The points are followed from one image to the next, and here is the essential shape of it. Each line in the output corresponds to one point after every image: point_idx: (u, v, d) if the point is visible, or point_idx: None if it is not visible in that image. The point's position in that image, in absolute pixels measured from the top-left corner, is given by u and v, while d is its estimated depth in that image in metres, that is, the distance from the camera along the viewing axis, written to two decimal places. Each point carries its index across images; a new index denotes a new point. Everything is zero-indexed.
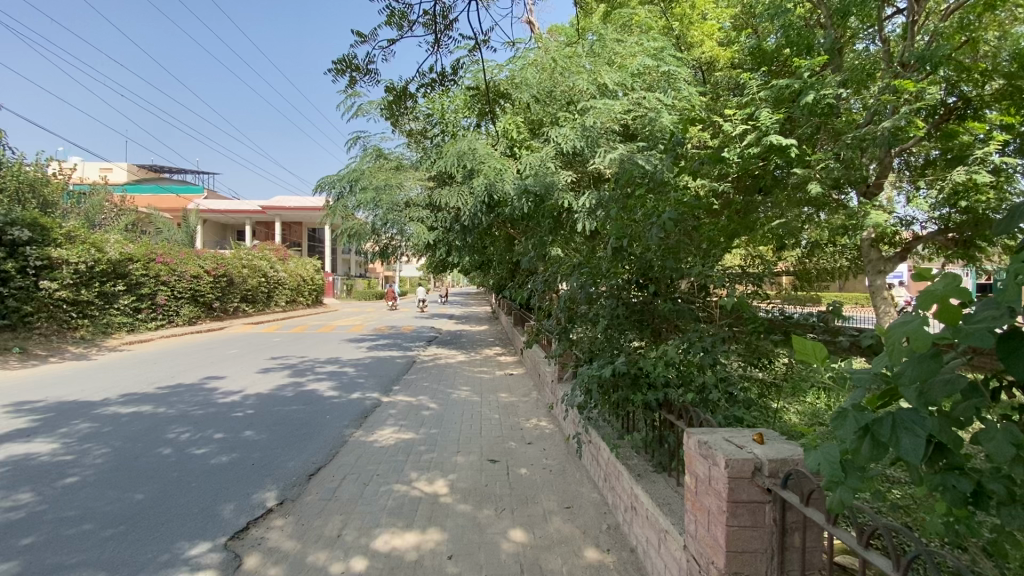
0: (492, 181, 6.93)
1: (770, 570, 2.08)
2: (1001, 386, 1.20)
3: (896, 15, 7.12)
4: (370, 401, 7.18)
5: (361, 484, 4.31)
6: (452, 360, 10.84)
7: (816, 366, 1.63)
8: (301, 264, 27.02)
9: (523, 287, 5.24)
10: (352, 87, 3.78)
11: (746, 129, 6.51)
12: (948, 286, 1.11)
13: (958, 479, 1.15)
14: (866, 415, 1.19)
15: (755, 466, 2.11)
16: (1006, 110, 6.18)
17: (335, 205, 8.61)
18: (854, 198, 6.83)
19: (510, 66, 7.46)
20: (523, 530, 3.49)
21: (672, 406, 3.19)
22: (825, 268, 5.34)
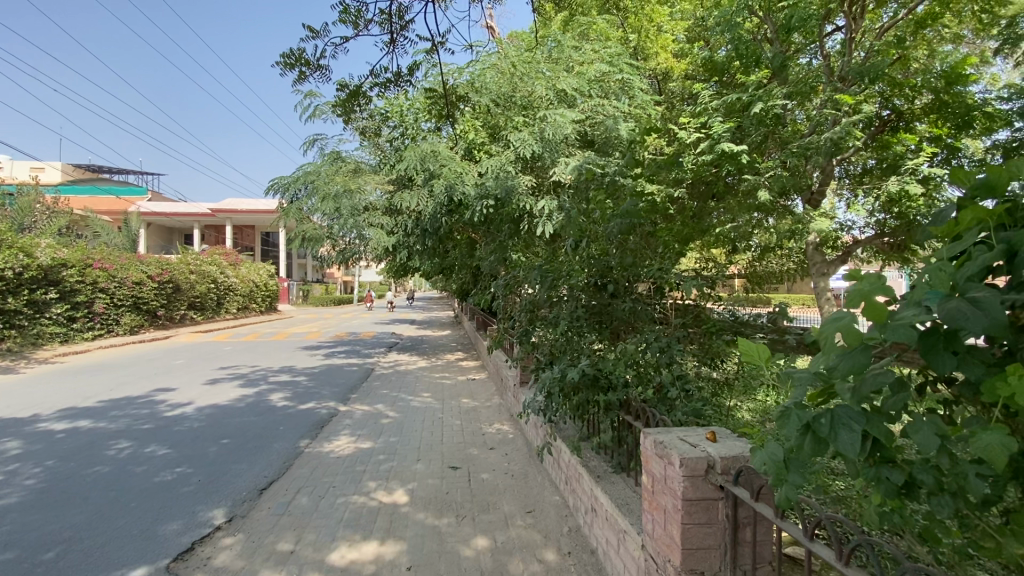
0: (453, 183, 6.83)
1: (723, 565, 2.13)
2: (927, 381, 1.27)
3: (835, 32, 7.55)
4: (326, 410, 6.96)
5: (317, 497, 4.16)
6: (413, 366, 10.65)
7: (761, 366, 1.69)
8: (254, 269, 26.01)
9: (485, 291, 5.21)
10: (302, 84, 3.67)
11: (700, 137, 6.74)
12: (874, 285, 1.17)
13: (891, 471, 1.20)
14: (808, 413, 1.25)
15: (708, 464, 2.15)
16: (933, 123, 6.67)
17: (289, 207, 8.29)
18: (799, 205, 7.17)
19: (470, 70, 7.42)
20: (484, 537, 3.44)
21: (631, 407, 3.25)
22: (773, 271, 5.57)
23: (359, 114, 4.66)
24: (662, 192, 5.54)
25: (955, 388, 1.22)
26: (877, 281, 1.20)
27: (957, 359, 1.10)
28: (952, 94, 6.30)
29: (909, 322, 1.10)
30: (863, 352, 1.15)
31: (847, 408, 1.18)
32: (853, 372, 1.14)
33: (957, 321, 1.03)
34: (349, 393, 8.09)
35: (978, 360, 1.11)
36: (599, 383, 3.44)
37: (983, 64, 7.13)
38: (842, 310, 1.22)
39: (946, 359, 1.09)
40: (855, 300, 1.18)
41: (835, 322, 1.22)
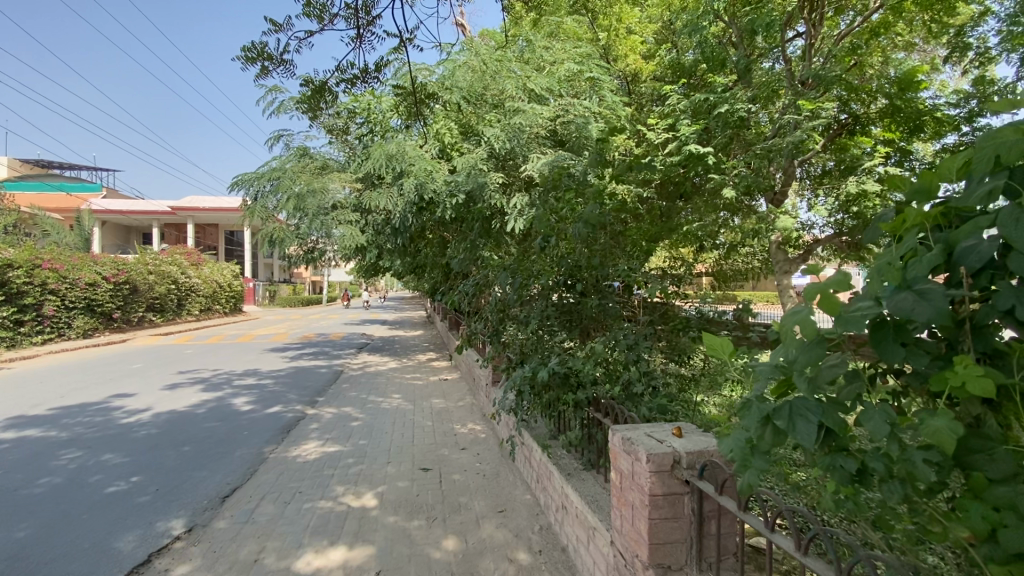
0: (422, 181, 6.76)
1: (689, 559, 2.17)
2: (878, 373, 1.30)
3: (797, 38, 7.78)
4: (293, 414, 6.78)
5: (282, 503, 4.04)
6: (385, 367, 10.49)
7: (725, 360, 1.73)
8: (217, 269, 25.17)
9: (455, 290, 5.15)
10: (264, 78, 3.55)
11: (668, 137, 6.88)
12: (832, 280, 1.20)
13: (845, 459, 1.23)
14: (768, 404, 1.27)
15: (674, 459, 2.18)
16: (887, 127, 6.96)
17: (253, 205, 8.03)
18: (763, 205, 7.38)
19: (440, 68, 7.35)
20: (455, 538, 3.42)
21: (600, 404, 3.29)
22: (739, 269, 5.69)
23: (326, 111, 4.56)
24: (631, 193, 5.61)
25: (904, 379, 1.25)
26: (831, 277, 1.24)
27: (905, 351, 1.15)
28: (906, 99, 6.51)
29: (858, 316, 1.14)
30: (819, 344, 1.19)
31: (804, 399, 1.21)
32: (811, 365, 1.17)
33: (905, 312, 1.09)
34: (317, 396, 7.90)
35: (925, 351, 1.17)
36: (569, 381, 3.44)
37: (933, 72, 7.47)
38: (800, 303, 1.26)
39: (895, 350, 1.14)
40: (812, 295, 1.21)
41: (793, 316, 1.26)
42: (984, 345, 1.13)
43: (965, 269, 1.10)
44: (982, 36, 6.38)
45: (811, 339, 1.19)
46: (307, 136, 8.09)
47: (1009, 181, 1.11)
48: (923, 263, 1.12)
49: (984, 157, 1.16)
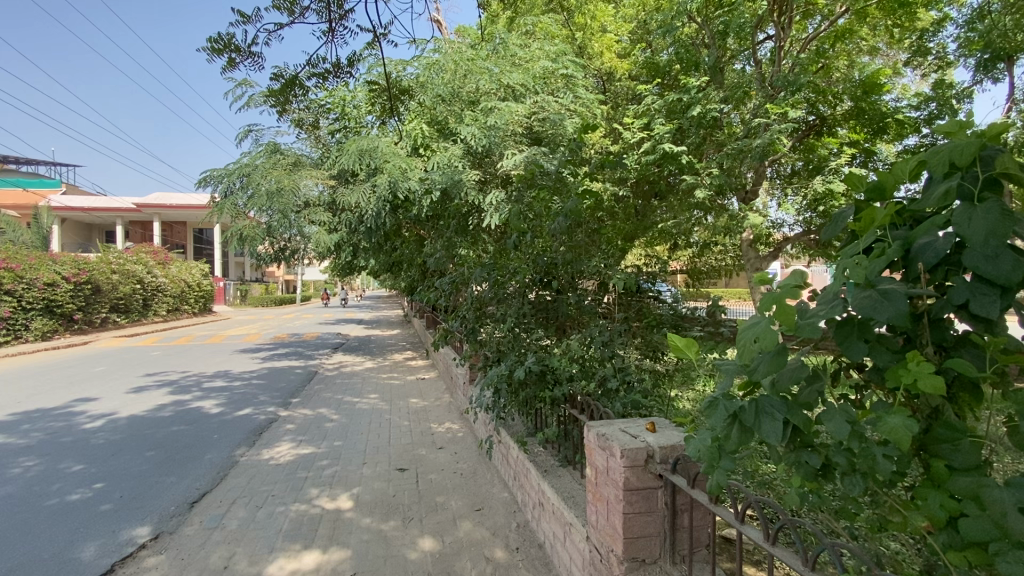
0: (397, 178, 6.70)
1: (663, 552, 2.20)
2: (840, 368, 1.34)
3: (766, 40, 7.97)
4: (265, 416, 6.63)
5: (254, 507, 3.94)
6: (360, 367, 10.37)
7: (691, 359, 1.83)
8: (185, 268, 24.43)
9: (431, 287, 5.11)
10: (231, 71, 3.45)
11: (643, 136, 6.98)
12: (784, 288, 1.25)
13: (809, 454, 1.27)
14: (734, 403, 1.30)
15: (648, 454, 2.21)
16: (853, 128, 7.20)
17: (222, 202, 7.81)
18: (735, 203, 7.53)
19: (415, 64, 7.27)
20: (431, 538, 3.40)
21: (576, 400, 3.31)
22: (713, 266, 5.79)
23: (297, 106, 4.46)
24: (606, 191, 5.66)
25: (866, 374, 1.29)
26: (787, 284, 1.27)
27: (867, 347, 1.19)
28: (869, 102, 6.81)
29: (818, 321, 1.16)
30: (779, 352, 1.22)
31: (769, 398, 1.25)
32: (772, 370, 1.20)
33: (868, 311, 1.12)
34: (290, 397, 7.74)
35: (886, 346, 1.21)
36: (545, 378, 3.45)
37: (895, 75, 7.74)
38: (757, 313, 1.28)
39: (858, 346, 1.18)
40: (768, 305, 1.25)
41: (752, 327, 1.28)
42: (938, 340, 1.18)
43: (921, 266, 1.15)
44: (942, 42, 6.65)
45: (771, 350, 1.19)
46: (278, 131, 7.90)
47: (962, 182, 1.16)
48: (883, 262, 1.15)
49: (938, 161, 1.20)
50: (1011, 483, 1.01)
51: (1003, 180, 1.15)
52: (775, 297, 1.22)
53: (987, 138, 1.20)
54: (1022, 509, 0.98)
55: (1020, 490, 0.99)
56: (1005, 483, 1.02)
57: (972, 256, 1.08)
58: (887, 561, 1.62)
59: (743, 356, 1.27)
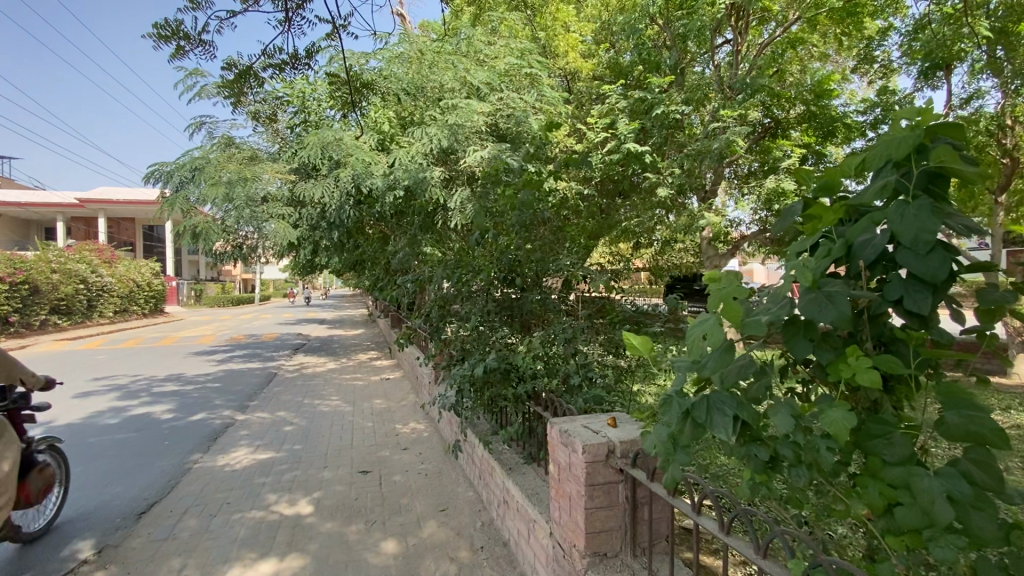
0: (360, 173, 6.55)
1: (624, 545, 2.23)
2: (788, 364, 1.39)
3: (724, 45, 8.21)
4: (221, 421, 6.37)
5: (208, 516, 3.78)
6: (322, 368, 10.11)
7: (646, 356, 1.90)
8: (134, 267, 23.21)
9: (394, 285, 5.01)
10: (180, 59, 3.28)
11: (607, 136, 7.13)
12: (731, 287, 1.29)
13: (758, 448, 1.31)
14: (686, 401, 1.33)
15: (609, 449, 2.23)
16: (805, 132, 7.61)
17: (173, 197, 7.44)
18: (695, 203, 7.74)
19: (378, 57, 7.12)
20: (395, 540, 3.34)
21: (540, 398, 3.31)
22: (675, 263, 5.89)
23: (252, 97, 4.28)
24: (570, 190, 5.69)
25: (811, 369, 1.34)
26: (732, 283, 1.31)
27: (813, 344, 1.24)
28: (820, 106, 7.30)
29: (762, 319, 1.21)
30: (728, 350, 1.26)
31: (719, 394, 1.28)
32: (721, 369, 1.23)
33: (812, 312, 1.16)
34: (247, 400, 7.47)
35: (830, 344, 1.25)
36: (510, 376, 3.43)
37: (842, 82, 8.12)
38: (705, 313, 1.32)
39: (803, 344, 1.22)
40: (716, 304, 1.29)
41: (700, 325, 1.31)
42: (879, 334, 1.23)
43: (862, 263, 1.19)
44: (887, 51, 6.96)
45: (718, 347, 1.23)
46: (233, 124, 7.58)
47: (900, 179, 1.21)
48: (825, 261, 1.20)
49: (877, 156, 1.25)
50: (941, 472, 1.07)
51: (941, 174, 1.20)
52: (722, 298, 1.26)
53: (927, 131, 1.24)
54: (949, 496, 1.04)
55: (947, 479, 1.05)
56: (936, 472, 1.08)
57: (906, 252, 1.13)
58: (832, 546, 1.69)
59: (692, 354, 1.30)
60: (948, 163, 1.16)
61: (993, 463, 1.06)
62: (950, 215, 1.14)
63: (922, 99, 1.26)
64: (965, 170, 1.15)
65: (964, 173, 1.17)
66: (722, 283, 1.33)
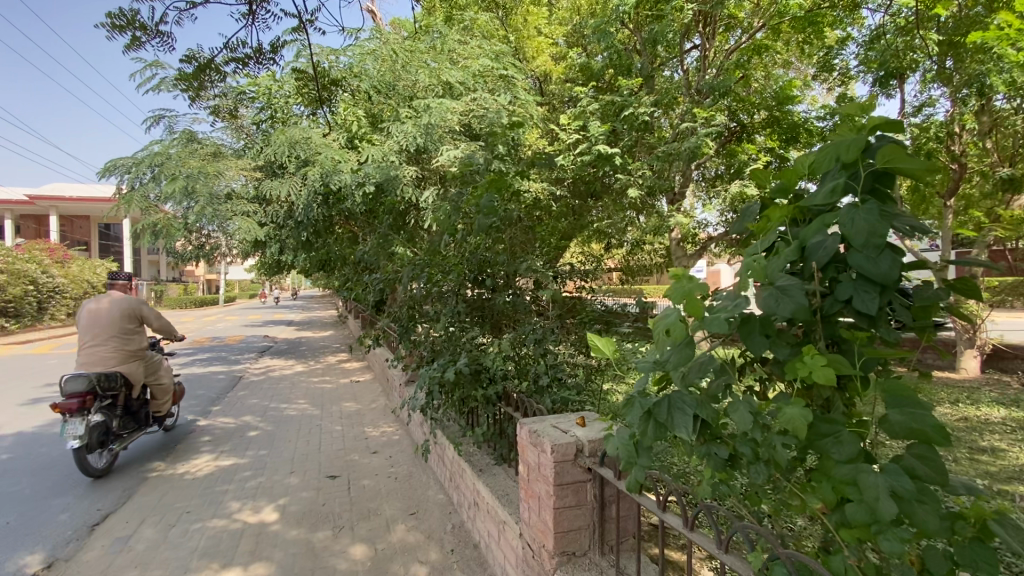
0: (328, 171, 6.41)
1: (592, 543, 2.24)
2: (747, 362, 1.42)
3: (693, 50, 8.37)
4: (182, 427, 6.14)
5: (166, 526, 3.64)
6: (290, 371, 9.86)
7: (608, 357, 1.95)
8: (89, 267, 22.15)
9: (364, 285, 4.92)
10: (135, 51, 3.14)
11: (579, 138, 7.26)
12: (692, 284, 1.30)
13: (718, 447, 1.34)
14: (648, 400, 1.35)
15: (577, 448, 2.24)
16: (769, 135, 7.87)
17: (130, 194, 7.13)
18: (664, 205, 7.88)
19: (348, 54, 6.96)
20: (363, 545, 3.28)
21: (511, 398, 3.32)
22: (646, 263, 5.91)
23: (214, 92, 4.14)
24: (541, 191, 5.71)
25: (768, 367, 1.38)
26: (694, 282, 1.33)
27: (769, 341, 1.27)
28: (783, 111, 7.59)
29: (720, 317, 1.23)
30: (687, 345, 1.28)
31: (680, 394, 1.30)
32: (680, 364, 1.26)
33: (770, 308, 1.19)
34: (211, 405, 7.23)
35: (785, 341, 1.29)
36: (480, 377, 3.41)
37: (804, 88, 8.41)
38: (666, 312, 1.34)
39: (760, 341, 1.25)
40: (678, 300, 1.32)
41: (662, 321, 1.34)
42: (830, 334, 1.28)
43: (815, 264, 1.23)
44: (846, 60, 7.20)
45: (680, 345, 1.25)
46: (195, 119, 7.33)
47: (849, 180, 1.26)
48: (781, 261, 1.23)
49: (827, 157, 1.29)
50: (887, 468, 1.11)
51: (887, 175, 1.25)
52: (683, 293, 1.28)
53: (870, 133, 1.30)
54: (893, 493, 1.08)
55: (892, 476, 1.09)
56: (882, 469, 1.11)
57: (857, 252, 1.16)
58: (790, 539, 1.74)
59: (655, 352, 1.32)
60: (893, 163, 1.21)
61: (936, 458, 1.10)
62: (895, 217, 1.19)
63: (868, 101, 1.31)
64: (908, 169, 1.21)
65: (906, 174, 1.23)
66: (682, 282, 1.35)
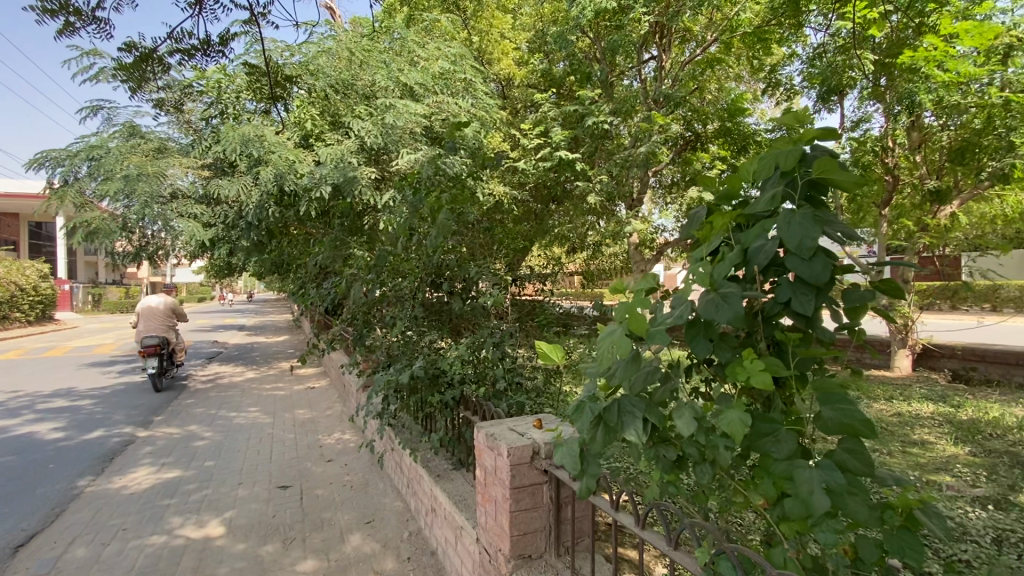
0: (283, 171, 6.23)
1: (548, 545, 2.25)
2: (693, 365, 1.46)
3: (650, 61, 8.62)
4: (120, 438, 5.77)
5: (99, 544, 3.40)
6: (241, 378, 9.45)
7: (557, 362, 1.96)
8: (18, 267, 20.55)
9: (318, 288, 4.77)
10: (67, 38, 2.95)
11: (541, 143, 7.36)
12: (637, 298, 1.33)
13: (666, 448, 1.39)
14: (598, 405, 1.37)
15: (534, 450, 2.24)
16: (722, 145, 8.11)
17: (63, 189, 6.68)
18: (623, 210, 8.05)
19: (303, 50, 6.78)
20: (315, 557, 3.17)
21: (469, 403, 3.28)
22: (605, 267, 5.99)
23: (157, 84, 3.94)
24: (503, 195, 5.73)
25: (713, 369, 1.41)
26: (640, 294, 1.37)
27: (712, 344, 1.32)
28: (734, 122, 7.93)
29: (665, 327, 1.27)
30: (634, 358, 1.31)
31: (628, 399, 1.33)
32: (628, 376, 1.28)
33: (712, 314, 1.23)
34: (153, 415, 6.82)
35: (727, 344, 1.34)
36: (438, 381, 3.37)
37: (754, 101, 8.80)
38: (615, 322, 1.37)
39: (704, 344, 1.30)
40: (623, 314, 1.34)
41: (608, 335, 1.36)
42: (771, 335, 1.33)
43: (757, 268, 1.26)
44: (790, 74, 7.55)
45: (626, 356, 1.29)
46: (137, 112, 6.96)
47: (787, 188, 1.31)
48: (724, 267, 1.26)
49: (767, 166, 1.34)
50: (821, 464, 1.16)
51: (821, 182, 1.32)
52: (628, 308, 1.31)
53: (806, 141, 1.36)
54: (826, 487, 1.13)
55: (826, 471, 1.14)
56: (816, 464, 1.16)
57: (794, 258, 1.21)
58: (735, 534, 1.80)
59: (603, 362, 1.35)
60: (825, 173, 1.27)
61: (864, 452, 1.16)
62: (828, 223, 1.25)
63: (804, 110, 1.37)
64: (838, 178, 1.27)
65: (837, 182, 1.29)
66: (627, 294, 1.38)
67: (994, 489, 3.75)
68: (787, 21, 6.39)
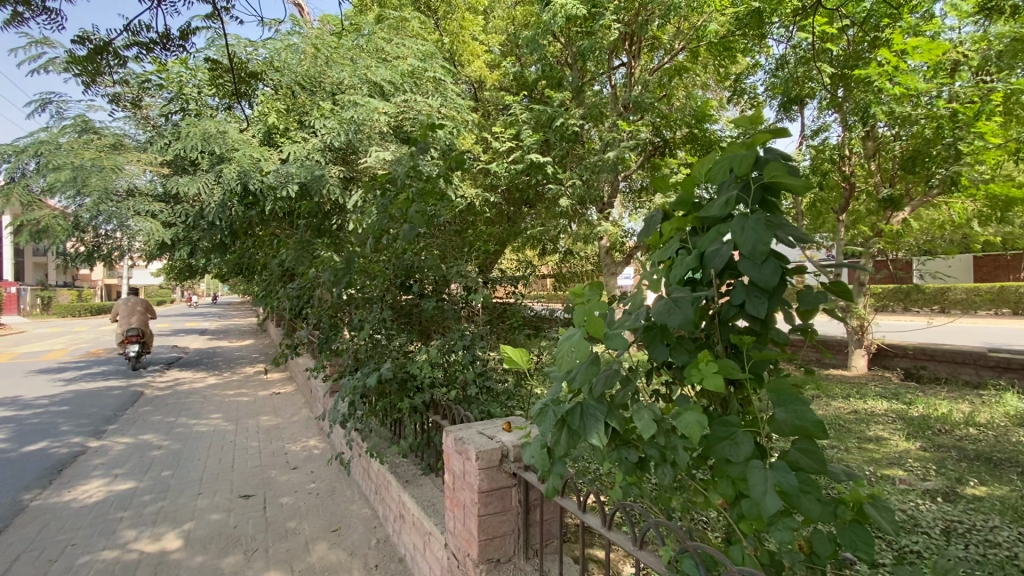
0: (247, 169, 6.14)
1: (517, 548, 2.25)
2: (655, 368, 1.48)
3: (620, 67, 8.77)
4: (69, 449, 5.46)
5: (45, 562, 3.22)
6: (203, 384, 9.12)
7: (523, 366, 1.96)
8: None
9: (283, 291, 4.64)
10: (14, 27, 2.79)
11: (512, 146, 7.39)
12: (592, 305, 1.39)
13: (628, 451, 1.40)
14: (562, 408, 1.38)
15: (502, 453, 2.24)
16: (689, 151, 8.30)
17: (8, 186, 6.31)
18: (594, 213, 8.14)
19: (266, 47, 6.64)
20: (279, 568, 3.08)
21: (438, 406, 3.25)
22: (577, 270, 6.04)
23: (111, 78, 3.76)
24: (475, 198, 5.72)
25: (673, 372, 1.43)
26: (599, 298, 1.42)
27: (670, 348, 1.36)
28: (701, 129, 8.13)
29: (623, 331, 1.31)
30: (593, 360, 1.35)
31: (591, 403, 1.34)
32: (588, 378, 1.31)
33: (666, 317, 1.25)
34: (105, 424, 6.50)
35: (684, 346, 1.37)
36: (407, 386, 3.33)
37: (719, 109, 9.04)
38: (575, 326, 1.41)
39: (661, 347, 1.34)
40: (582, 319, 1.39)
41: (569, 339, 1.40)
42: (727, 338, 1.37)
43: (712, 272, 1.29)
44: (755, 83, 7.79)
45: (586, 358, 1.32)
46: (91, 106, 6.66)
47: (741, 192, 1.35)
48: (680, 271, 1.30)
49: (722, 168, 1.37)
50: (775, 465, 1.19)
51: (773, 186, 1.35)
52: (585, 313, 1.37)
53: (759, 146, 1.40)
54: (780, 487, 1.15)
55: (779, 472, 1.17)
56: (770, 465, 1.19)
57: (747, 261, 1.24)
58: (698, 532, 1.84)
59: (564, 365, 1.37)
60: (777, 175, 1.31)
61: (817, 451, 1.20)
62: (779, 226, 1.28)
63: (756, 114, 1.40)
64: (790, 180, 1.31)
65: (788, 186, 1.33)
66: (584, 300, 1.44)
67: (943, 482, 3.95)
68: (751, 33, 6.59)
